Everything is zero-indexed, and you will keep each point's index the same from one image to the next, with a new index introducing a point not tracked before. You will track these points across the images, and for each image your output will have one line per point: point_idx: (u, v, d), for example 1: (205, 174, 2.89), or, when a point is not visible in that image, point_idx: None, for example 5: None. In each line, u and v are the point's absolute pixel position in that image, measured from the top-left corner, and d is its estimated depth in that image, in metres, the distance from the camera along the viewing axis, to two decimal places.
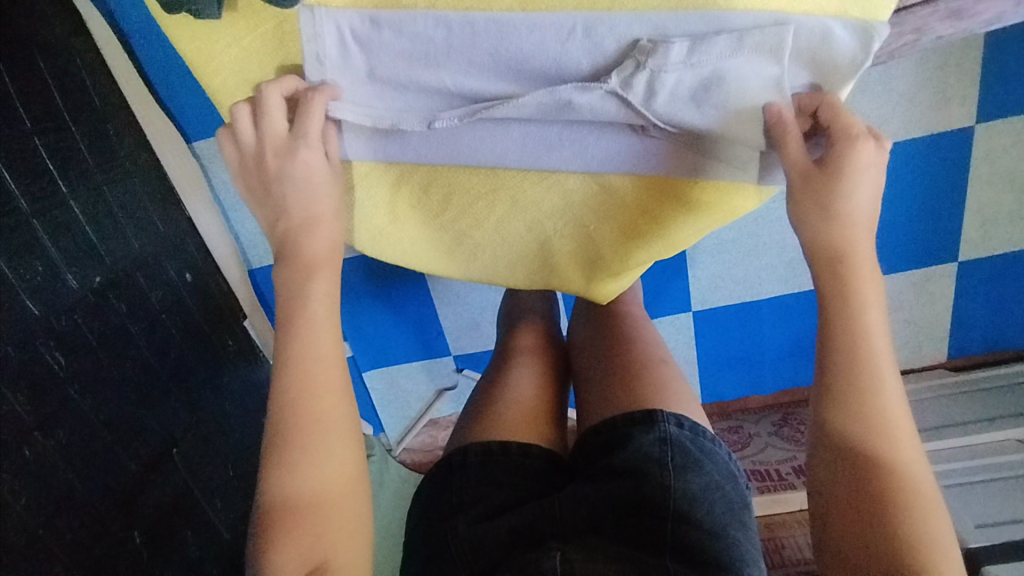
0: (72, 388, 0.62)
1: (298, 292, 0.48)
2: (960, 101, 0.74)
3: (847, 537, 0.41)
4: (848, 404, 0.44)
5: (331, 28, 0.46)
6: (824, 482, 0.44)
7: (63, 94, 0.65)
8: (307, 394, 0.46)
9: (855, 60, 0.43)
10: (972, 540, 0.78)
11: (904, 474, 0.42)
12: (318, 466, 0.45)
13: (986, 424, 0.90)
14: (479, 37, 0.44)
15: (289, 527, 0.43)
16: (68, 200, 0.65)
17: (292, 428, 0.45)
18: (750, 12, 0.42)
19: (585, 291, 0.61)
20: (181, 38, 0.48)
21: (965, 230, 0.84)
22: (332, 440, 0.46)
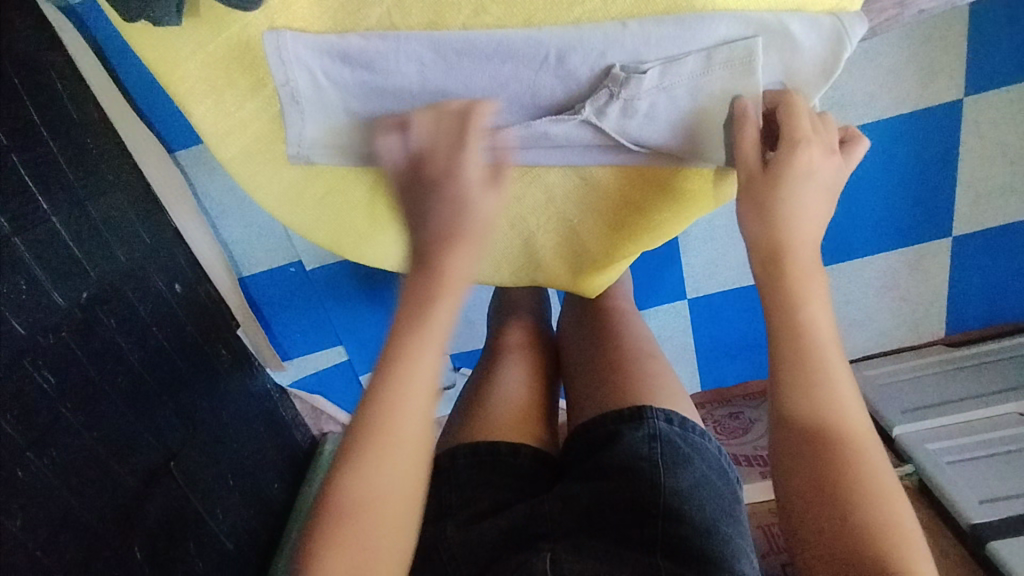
0: (62, 405, 0.62)
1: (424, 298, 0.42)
2: (948, 75, 0.73)
3: (808, 521, 0.41)
4: (806, 388, 0.44)
5: (298, 57, 0.47)
6: (783, 465, 0.44)
7: (41, 109, 0.64)
8: (392, 416, 0.40)
9: (825, 61, 0.47)
10: (976, 516, 0.80)
11: (865, 462, 0.42)
12: (383, 494, 0.40)
13: (982, 400, 0.90)
14: (467, 68, 0.48)
15: (338, 554, 0.39)
16: (50, 217, 0.64)
17: (369, 449, 0.40)
18: (717, 29, 0.46)
19: (572, 286, 0.59)
20: (148, 49, 0.48)
21: (958, 205, 0.83)
22: (407, 470, 0.41)
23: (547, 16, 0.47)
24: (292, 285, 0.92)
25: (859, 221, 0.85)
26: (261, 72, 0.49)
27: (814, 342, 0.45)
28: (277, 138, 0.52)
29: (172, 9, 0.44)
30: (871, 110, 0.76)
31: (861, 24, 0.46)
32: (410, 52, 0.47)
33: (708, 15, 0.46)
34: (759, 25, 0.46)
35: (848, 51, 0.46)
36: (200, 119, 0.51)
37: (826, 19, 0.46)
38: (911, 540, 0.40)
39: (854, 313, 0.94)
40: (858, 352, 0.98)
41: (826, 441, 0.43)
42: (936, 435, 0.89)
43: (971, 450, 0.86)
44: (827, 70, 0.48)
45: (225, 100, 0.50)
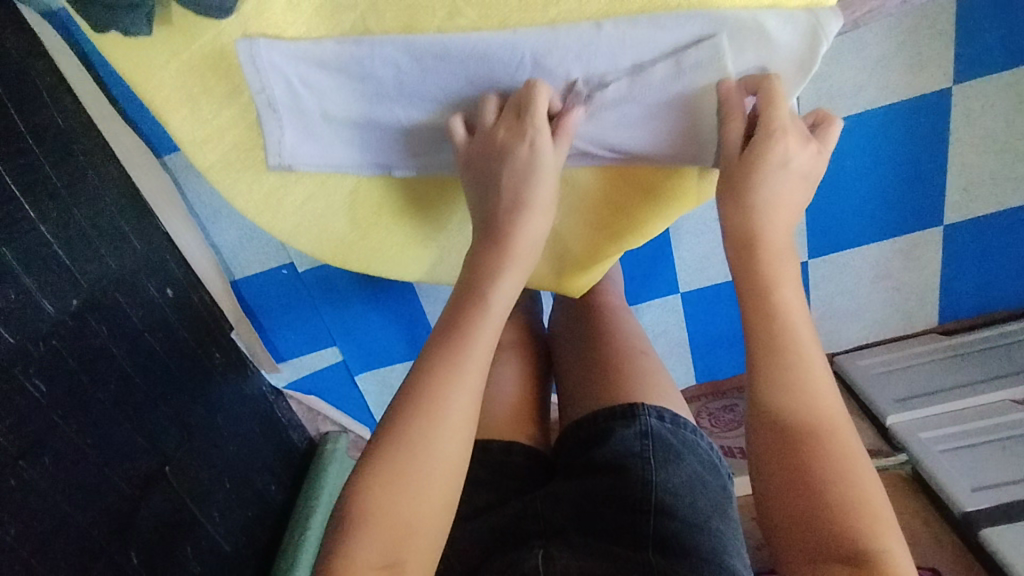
0: (55, 414, 0.62)
1: (486, 283, 0.48)
2: (937, 63, 0.73)
3: (785, 506, 0.43)
4: (780, 383, 0.46)
5: (273, 64, 0.47)
6: (758, 454, 0.45)
7: (26, 117, 0.64)
8: (443, 389, 0.45)
9: (801, 56, 0.48)
10: (969, 504, 0.82)
11: (835, 446, 0.44)
12: (441, 451, 0.44)
13: (975, 389, 0.91)
14: (444, 71, 0.49)
15: (380, 512, 0.43)
16: (39, 226, 0.64)
17: (417, 417, 0.45)
18: (687, 27, 0.46)
19: (557, 287, 0.63)
20: (121, 60, 0.47)
21: (949, 194, 0.83)
22: (450, 440, 0.45)
23: (524, 15, 0.46)
24: (284, 287, 0.91)
25: (850, 211, 0.85)
26: (236, 78, 0.48)
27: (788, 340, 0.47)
28: (255, 145, 0.52)
29: (140, 19, 0.43)
30: (859, 100, 0.76)
31: (836, 19, 0.46)
32: (386, 55, 0.47)
33: (685, 14, 0.46)
34: (735, 23, 0.46)
35: (825, 46, 0.47)
36: (177, 126, 0.50)
37: (805, 15, 0.47)
38: (881, 519, 0.42)
39: (846, 303, 0.94)
40: (851, 341, 0.98)
41: (797, 429, 0.44)
42: (931, 424, 0.91)
43: (965, 438, 0.88)
44: (804, 65, 0.49)
45: (201, 108, 0.50)
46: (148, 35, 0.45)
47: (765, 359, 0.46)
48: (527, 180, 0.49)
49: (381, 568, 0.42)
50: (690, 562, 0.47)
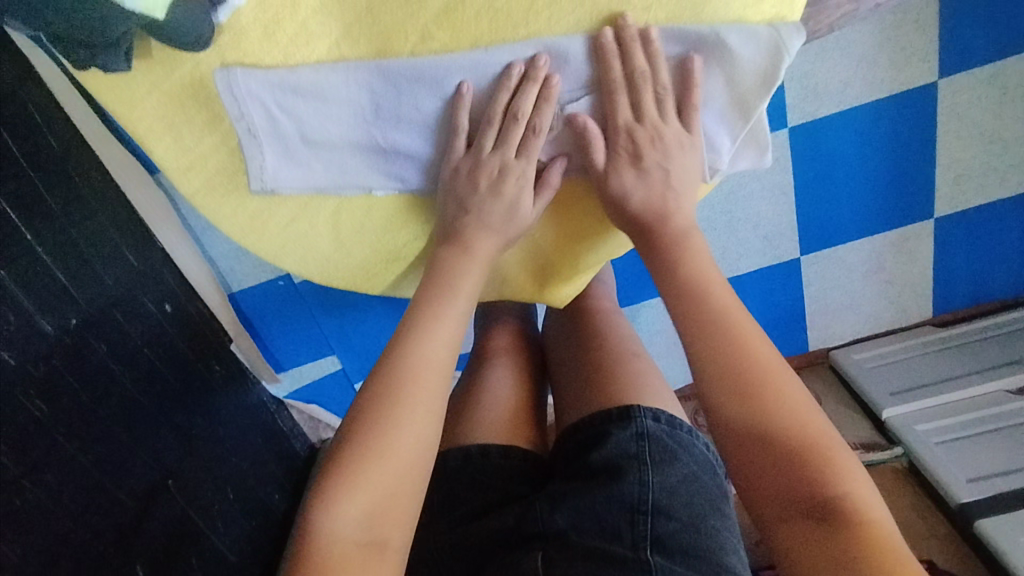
0: (58, 432, 0.63)
1: (449, 281, 0.53)
2: (921, 58, 0.73)
3: (764, 474, 0.45)
4: (738, 360, 0.48)
5: (249, 92, 0.48)
6: (726, 427, 0.47)
7: (18, 140, 0.65)
8: (415, 374, 0.49)
9: (765, 69, 0.49)
10: (965, 495, 0.83)
11: (780, 402, 0.47)
12: (417, 433, 0.48)
13: (968, 380, 0.93)
14: (417, 93, 0.50)
15: (358, 487, 0.45)
16: (34, 247, 0.65)
17: (396, 399, 0.48)
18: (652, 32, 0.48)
19: (539, 297, 0.63)
20: (103, 91, 0.48)
21: (938, 186, 0.83)
22: (423, 421, 0.48)
23: (497, 33, 0.48)
24: (281, 297, 0.92)
25: (838, 207, 0.85)
26: (215, 107, 0.50)
27: (734, 327, 0.50)
28: (236, 170, 0.53)
29: (117, 54, 0.44)
30: (845, 97, 0.76)
31: (797, 34, 0.48)
32: (360, 77, 0.49)
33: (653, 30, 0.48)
34: (696, 38, 0.48)
35: (787, 60, 0.48)
36: (162, 154, 0.52)
37: (768, 30, 0.48)
38: (841, 465, 0.45)
39: (841, 298, 0.94)
40: (847, 336, 0.98)
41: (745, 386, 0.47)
42: (924, 417, 0.93)
43: (958, 430, 0.89)
44: (766, 79, 0.50)
45: (184, 137, 0.51)
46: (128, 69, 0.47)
47: (722, 344, 0.49)
48: (509, 218, 0.53)
49: (363, 543, 0.45)
50: (687, 561, 0.48)
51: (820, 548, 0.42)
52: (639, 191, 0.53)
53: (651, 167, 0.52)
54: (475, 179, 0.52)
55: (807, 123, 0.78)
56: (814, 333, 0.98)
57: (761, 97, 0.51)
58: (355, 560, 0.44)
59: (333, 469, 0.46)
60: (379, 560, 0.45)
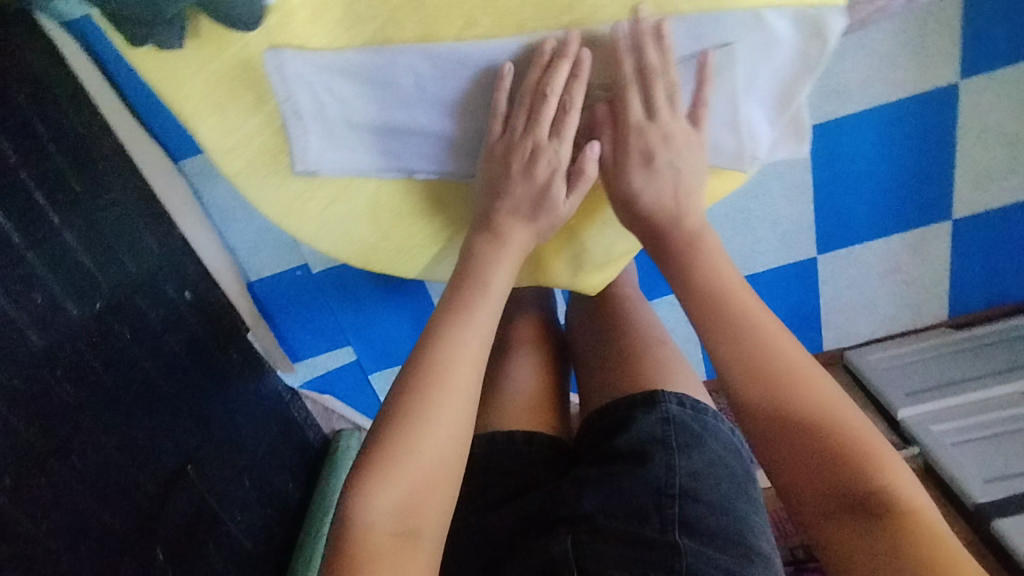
0: (82, 414, 0.63)
1: (478, 273, 0.53)
2: (944, 58, 0.73)
3: (815, 486, 0.46)
4: (768, 369, 0.49)
5: (300, 74, 0.49)
6: (769, 441, 0.49)
7: (47, 123, 0.66)
8: (448, 366, 0.49)
9: (804, 53, 0.50)
10: (981, 495, 0.82)
11: (821, 407, 0.48)
12: (449, 425, 0.48)
13: (983, 380, 0.91)
14: (457, 79, 0.50)
15: (393, 480, 0.46)
16: (61, 231, 0.66)
17: (428, 392, 0.48)
18: (698, 17, 0.48)
19: (573, 284, 0.62)
20: (150, 68, 0.48)
21: (958, 188, 0.83)
22: (456, 415, 0.49)
23: (538, 26, 0.48)
24: (300, 287, 0.93)
25: (857, 206, 0.85)
26: (261, 88, 0.50)
27: (760, 327, 0.51)
28: (279, 152, 0.54)
29: (172, 29, 0.45)
30: (865, 96, 0.76)
31: (838, 17, 0.48)
32: (400, 64, 0.49)
33: (693, 17, 0.48)
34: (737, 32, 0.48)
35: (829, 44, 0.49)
36: (207, 134, 0.51)
37: (809, 13, 0.48)
38: (879, 457, 0.46)
39: (857, 298, 0.95)
40: (860, 335, 0.99)
41: (781, 382, 0.49)
42: (940, 417, 0.91)
43: (973, 431, 0.88)
44: (806, 60, 0.51)
45: (229, 117, 0.51)
46: (180, 48, 0.47)
47: (743, 346, 0.50)
48: (540, 203, 0.53)
49: (398, 535, 0.45)
50: (718, 543, 0.49)
51: (880, 556, 0.43)
52: (661, 184, 0.53)
53: (663, 167, 0.52)
54: (508, 165, 0.52)
55: (829, 122, 0.78)
56: (829, 332, 0.99)
57: (799, 79, 0.52)
58: (391, 552, 0.45)
59: (365, 462, 0.47)
60: (414, 553, 0.45)
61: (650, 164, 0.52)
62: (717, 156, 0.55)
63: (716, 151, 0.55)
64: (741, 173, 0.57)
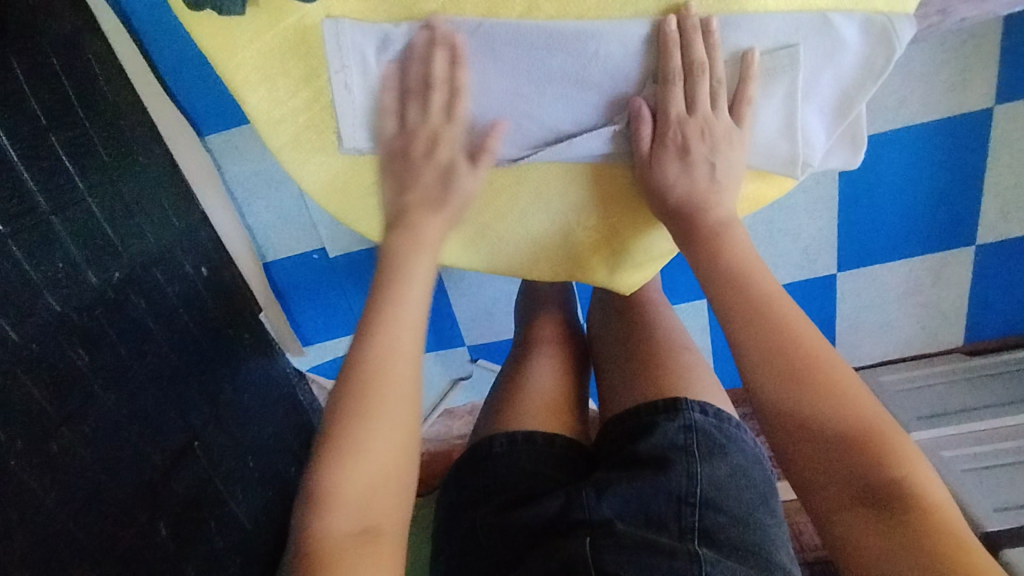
0: (94, 382, 0.63)
1: (401, 259, 0.51)
2: (981, 82, 0.73)
3: (829, 477, 0.43)
4: (785, 355, 0.46)
5: (354, 45, 0.47)
6: (779, 430, 0.46)
7: (79, 90, 0.66)
8: (388, 353, 0.47)
9: (869, 61, 0.47)
10: (989, 523, 0.80)
11: (839, 394, 0.45)
12: (394, 409, 0.45)
13: (994, 410, 0.90)
14: (518, 61, 0.47)
15: (342, 479, 0.43)
16: (86, 198, 0.65)
17: (369, 380, 0.45)
18: (761, 16, 0.45)
19: (609, 281, 0.60)
20: (203, 34, 0.48)
21: (984, 214, 0.83)
22: (401, 398, 0.46)
23: (599, 15, 0.46)
24: (315, 270, 0.93)
25: (882, 226, 0.85)
26: (314, 60, 0.48)
27: (781, 316, 0.47)
28: (327, 126, 0.52)
29: None
30: (898, 115, 0.76)
31: (910, 26, 0.46)
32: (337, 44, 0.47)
33: (754, 17, 0.46)
34: (803, 31, 0.46)
35: (898, 53, 0.46)
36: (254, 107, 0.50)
37: (878, 19, 0.45)
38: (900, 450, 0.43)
39: (873, 318, 0.94)
40: (873, 356, 0.98)
41: (798, 369, 0.45)
42: (952, 443, 0.89)
43: (984, 459, 0.86)
44: (871, 68, 0.47)
45: (278, 88, 0.50)
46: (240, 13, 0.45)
47: (764, 331, 0.47)
48: (445, 186, 0.51)
49: (357, 532, 0.42)
50: (738, 554, 0.50)
51: (897, 553, 0.39)
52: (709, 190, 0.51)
53: (698, 162, 0.50)
54: (409, 152, 0.51)
55: None
56: (843, 352, 0.98)
57: (862, 88, 0.49)
58: (350, 551, 0.41)
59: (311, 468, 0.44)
60: (376, 550, 0.42)
61: (686, 156, 0.50)
62: (762, 161, 0.52)
63: (761, 155, 0.51)
64: (790, 179, 0.54)
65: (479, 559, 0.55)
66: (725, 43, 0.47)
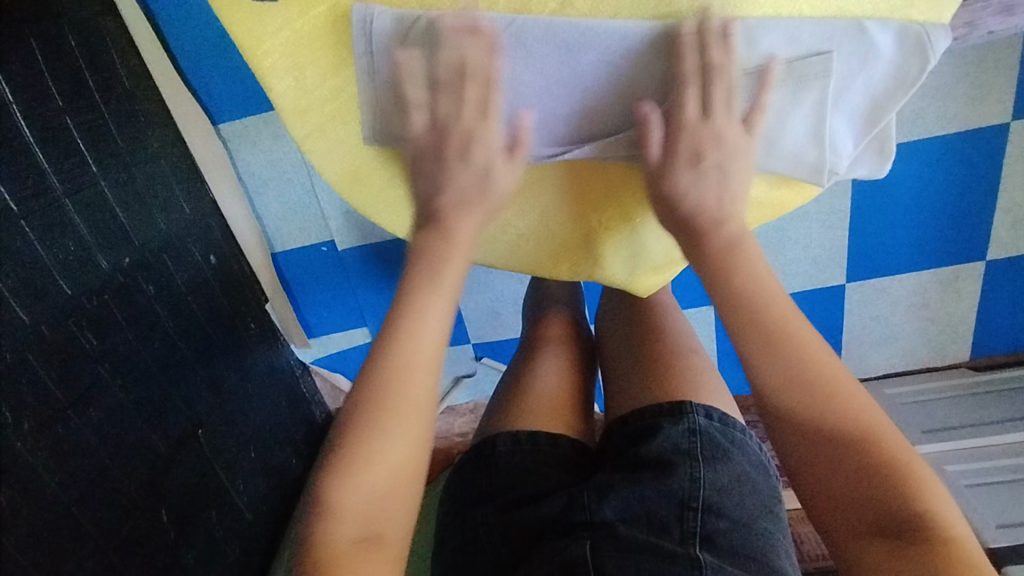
0: (102, 366, 0.63)
1: (426, 266, 0.48)
2: (998, 97, 0.72)
3: (844, 501, 0.43)
4: (800, 377, 0.46)
5: (382, 34, 0.47)
6: (793, 453, 0.46)
7: (95, 73, 0.66)
8: (409, 366, 0.45)
9: (902, 70, 0.47)
10: (994, 540, 0.80)
11: (853, 418, 0.45)
12: (412, 426, 0.44)
13: (992, 427, 0.90)
14: (545, 59, 0.47)
15: (355, 490, 0.42)
16: (98, 181, 0.65)
17: (387, 392, 0.44)
18: (791, 23, 0.45)
19: (628, 283, 0.60)
20: (232, 21, 0.47)
21: (996, 229, 0.82)
22: (419, 415, 0.45)
23: (631, 14, 0.46)
24: (324, 262, 0.93)
25: (892, 238, 0.85)
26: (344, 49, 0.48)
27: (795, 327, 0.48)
28: (352, 119, 0.52)
29: None
30: (914, 127, 0.75)
31: (946, 38, 0.45)
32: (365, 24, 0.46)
33: (788, 21, 0.45)
34: (837, 39, 0.45)
35: (933, 63, 0.46)
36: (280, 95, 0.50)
37: (914, 28, 0.45)
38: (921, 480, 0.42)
39: (880, 330, 0.94)
40: (879, 368, 0.98)
41: (816, 391, 0.46)
42: (954, 457, 0.88)
43: (985, 474, 0.86)
44: (904, 79, 0.47)
45: (306, 77, 0.50)
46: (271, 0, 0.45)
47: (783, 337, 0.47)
48: (483, 184, 0.50)
49: (359, 541, 0.42)
50: (739, 560, 0.49)
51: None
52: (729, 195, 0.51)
53: (709, 170, 0.49)
54: (441, 150, 0.50)
55: None
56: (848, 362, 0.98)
57: (897, 100, 0.48)
58: (352, 561, 0.41)
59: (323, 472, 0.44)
60: (379, 558, 0.42)
61: (696, 164, 0.49)
62: (783, 167, 0.51)
63: (779, 161, 0.51)
64: (813, 186, 0.54)
65: (482, 558, 0.55)
66: (755, 47, 0.46)
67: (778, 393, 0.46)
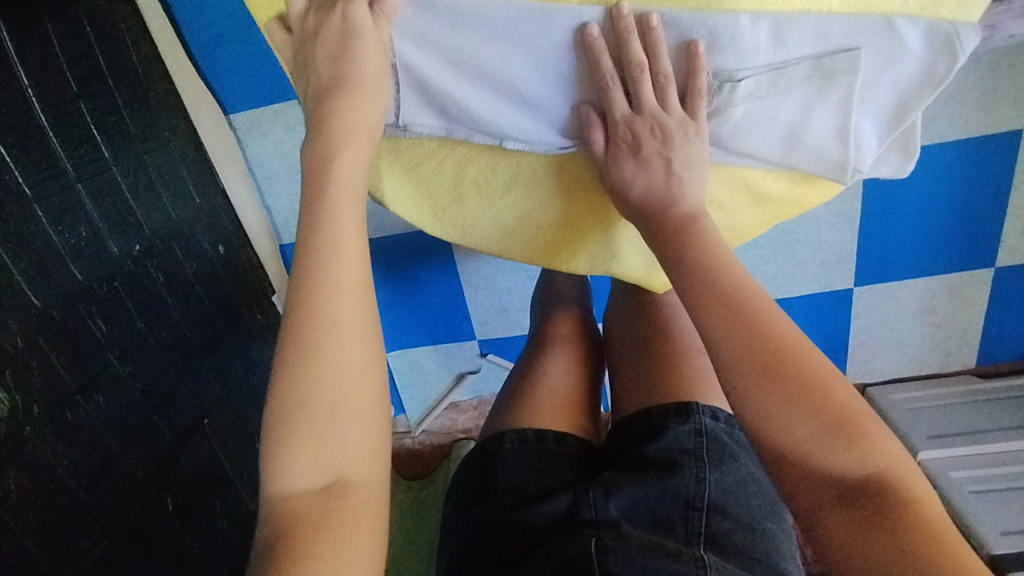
0: (111, 352, 0.63)
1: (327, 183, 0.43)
2: (1012, 105, 0.73)
3: (819, 473, 0.39)
4: (775, 355, 0.41)
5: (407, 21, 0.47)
6: (767, 416, 0.40)
7: (109, 58, 0.65)
8: (326, 295, 0.40)
9: (929, 69, 0.47)
10: (995, 546, 0.79)
11: (832, 392, 0.40)
12: (345, 359, 0.39)
13: (987, 435, 0.90)
14: (564, 40, 0.47)
15: (300, 441, 0.38)
16: (111, 168, 0.65)
17: (309, 327, 0.39)
18: (818, 19, 0.45)
19: (645, 277, 0.61)
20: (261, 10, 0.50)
21: (1007, 238, 0.82)
22: (351, 342, 0.40)
23: (659, 4, 0.45)
24: None
25: (902, 242, 0.84)
26: None
27: None
28: None
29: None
30: (925, 132, 0.76)
31: (975, 37, 0.45)
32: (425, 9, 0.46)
33: (817, 17, 0.45)
34: (865, 34, 0.45)
35: (960, 63, 0.45)
36: None
37: (944, 26, 0.45)
38: (886, 448, 0.39)
39: (888, 335, 0.94)
40: (884, 373, 0.98)
41: (787, 362, 0.41)
42: (959, 463, 0.89)
43: (984, 483, 0.86)
44: (931, 77, 0.47)
45: None
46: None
47: None
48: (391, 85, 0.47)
49: (321, 492, 0.38)
50: (745, 561, 0.50)
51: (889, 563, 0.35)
52: None
53: (652, 157, 0.50)
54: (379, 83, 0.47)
55: None
56: (852, 367, 0.98)
57: (923, 99, 0.48)
58: (315, 515, 0.37)
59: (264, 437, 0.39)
60: (346, 504, 0.38)
61: (638, 154, 0.50)
62: (739, 161, 0.52)
63: (737, 156, 0.52)
64: (835, 185, 0.54)
65: (488, 553, 0.54)
66: (781, 43, 0.46)
67: (733, 370, 0.42)
